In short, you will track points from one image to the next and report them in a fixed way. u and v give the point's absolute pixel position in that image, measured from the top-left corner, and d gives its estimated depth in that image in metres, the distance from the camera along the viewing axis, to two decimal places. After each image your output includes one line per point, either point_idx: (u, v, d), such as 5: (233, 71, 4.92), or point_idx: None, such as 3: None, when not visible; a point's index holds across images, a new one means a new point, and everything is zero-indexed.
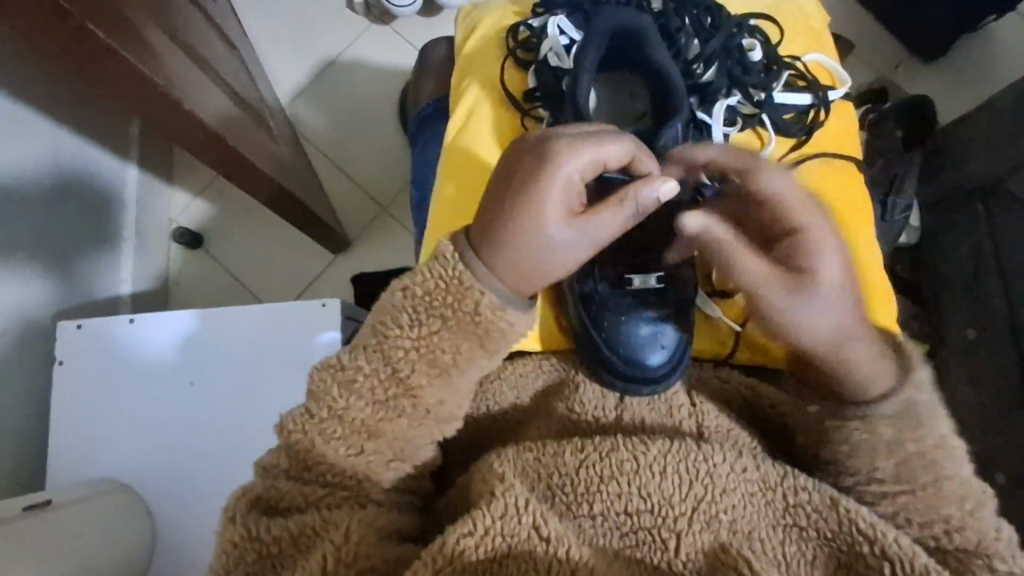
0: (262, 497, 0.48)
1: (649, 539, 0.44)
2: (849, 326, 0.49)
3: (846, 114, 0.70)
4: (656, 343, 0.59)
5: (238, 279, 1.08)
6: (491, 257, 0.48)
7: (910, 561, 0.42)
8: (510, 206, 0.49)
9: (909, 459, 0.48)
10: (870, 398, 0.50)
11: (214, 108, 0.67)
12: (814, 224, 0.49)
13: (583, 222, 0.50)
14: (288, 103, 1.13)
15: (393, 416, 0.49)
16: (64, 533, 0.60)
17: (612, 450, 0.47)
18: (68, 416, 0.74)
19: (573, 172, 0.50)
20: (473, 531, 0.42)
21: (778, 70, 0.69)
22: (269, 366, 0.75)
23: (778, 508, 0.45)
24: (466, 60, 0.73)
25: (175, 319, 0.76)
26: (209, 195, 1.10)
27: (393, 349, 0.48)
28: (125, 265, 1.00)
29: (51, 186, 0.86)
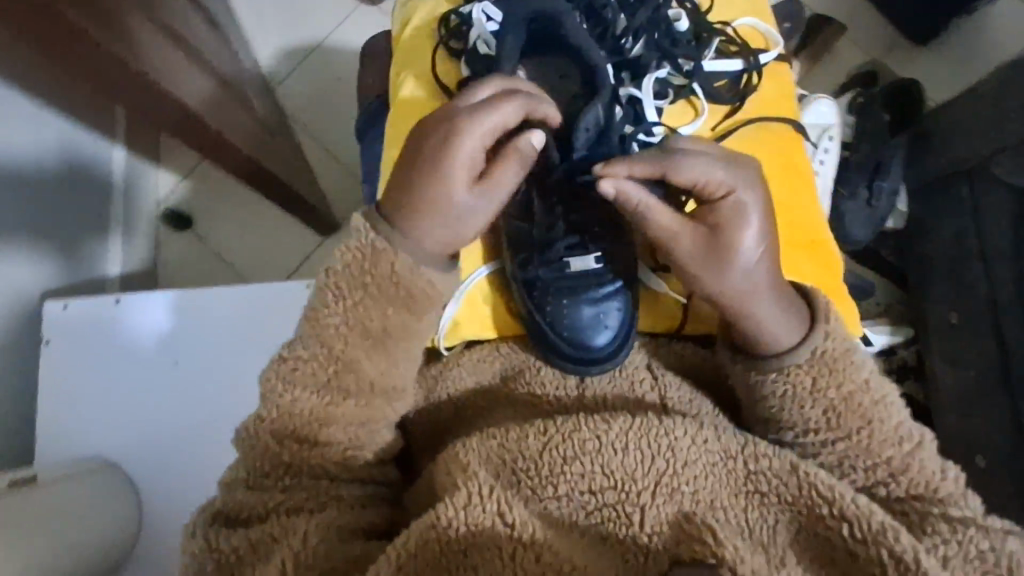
0: (221, 511, 0.49)
1: (614, 515, 0.45)
2: (759, 285, 0.52)
3: (778, 75, 0.71)
4: (601, 324, 0.60)
5: (226, 261, 1.09)
6: (404, 224, 0.51)
7: (868, 519, 0.44)
8: (411, 175, 0.51)
9: (837, 407, 0.51)
10: (786, 350, 0.52)
11: (194, 90, 0.67)
12: (731, 190, 0.53)
13: (479, 185, 0.52)
14: (275, 84, 1.13)
15: (341, 398, 0.51)
16: (52, 510, 0.61)
17: (573, 431, 0.48)
18: (56, 395, 0.75)
19: (466, 137, 0.51)
20: (439, 518, 0.43)
21: (708, 38, 0.70)
22: (249, 344, 0.76)
23: (739, 476, 0.47)
24: (403, 53, 0.73)
25: (161, 299, 0.76)
26: (196, 177, 1.10)
27: (325, 327, 0.51)
28: (115, 246, 1.00)
29: (41, 168, 0.85)
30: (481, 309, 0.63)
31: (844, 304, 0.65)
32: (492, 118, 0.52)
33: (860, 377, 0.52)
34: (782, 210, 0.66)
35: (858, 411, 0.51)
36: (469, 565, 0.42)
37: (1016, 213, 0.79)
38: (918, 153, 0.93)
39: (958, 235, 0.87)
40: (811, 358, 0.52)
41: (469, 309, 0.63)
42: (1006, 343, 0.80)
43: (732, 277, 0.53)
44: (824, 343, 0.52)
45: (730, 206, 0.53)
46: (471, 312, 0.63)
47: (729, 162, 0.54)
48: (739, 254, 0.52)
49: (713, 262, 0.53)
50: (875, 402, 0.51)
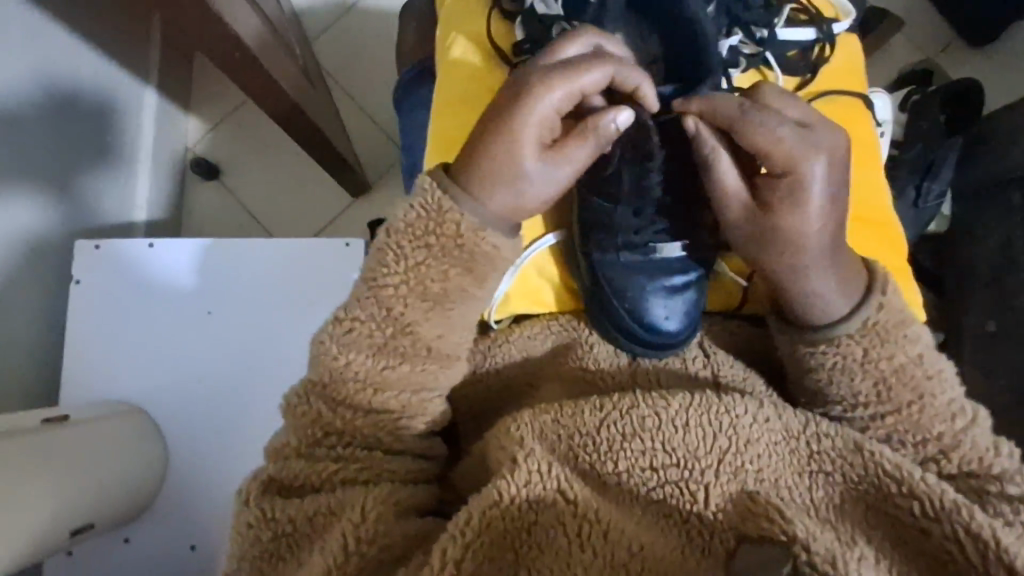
0: (274, 481, 0.49)
1: (676, 492, 0.44)
2: (817, 260, 0.51)
3: (849, 46, 0.70)
4: (677, 310, 0.59)
5: (255, 216, 1.06)
6: (473, 185, 0.51)
7: (940, 498, 0.43)
8: (485, 137, 0.50)
9: (888, 379, 0.51)
10: (840, 322, 0.52)
11: (249, 31, 0.65)
12: (794, 158, 0.51)
13: (551, 155, 0.51)
14: (312, 37, 1.10)
15: (396, 362, 0.50)
16: (81, 454, 0.60)
17: (632, 408, 0.47)
18: (82, 336, 0.73)
19: (545, 104, 0.50)
20: (498, 501, 0.44)
21: (779, 6, 0.67)
22: (279, 298, 0.74)
23: (803, 455, 0.46)
24: (448, 13, 0.70)
25: (195, 246, 0.75)
26: (228, 126, 1.08)
27: (383, 288, 0.50)
28: (141, 190, 0.98)
29: (53, 96, 0.82)
30: (535, 285, 0.62)
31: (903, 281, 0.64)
32: (573, 85, 0.50)
33: (913, 350, 0.51)
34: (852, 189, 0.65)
35: (910, 384, 0.50)
36: (533, 543, 0.42)
37: None
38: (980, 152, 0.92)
39: (1003, 243, 0.88)
40: (861, 330, 0.51)
41: (522, 285, 0.62)
42: None
43: (786, 250, 0.52)
44: (877, 314, 0.51)
45: (793, 175, 0.51)
46: (523, 289, 0.62)
47: (798, 127, 0.51)
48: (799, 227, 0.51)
49: (771, 234, 0.52)
50: (927, 376, 0.51)
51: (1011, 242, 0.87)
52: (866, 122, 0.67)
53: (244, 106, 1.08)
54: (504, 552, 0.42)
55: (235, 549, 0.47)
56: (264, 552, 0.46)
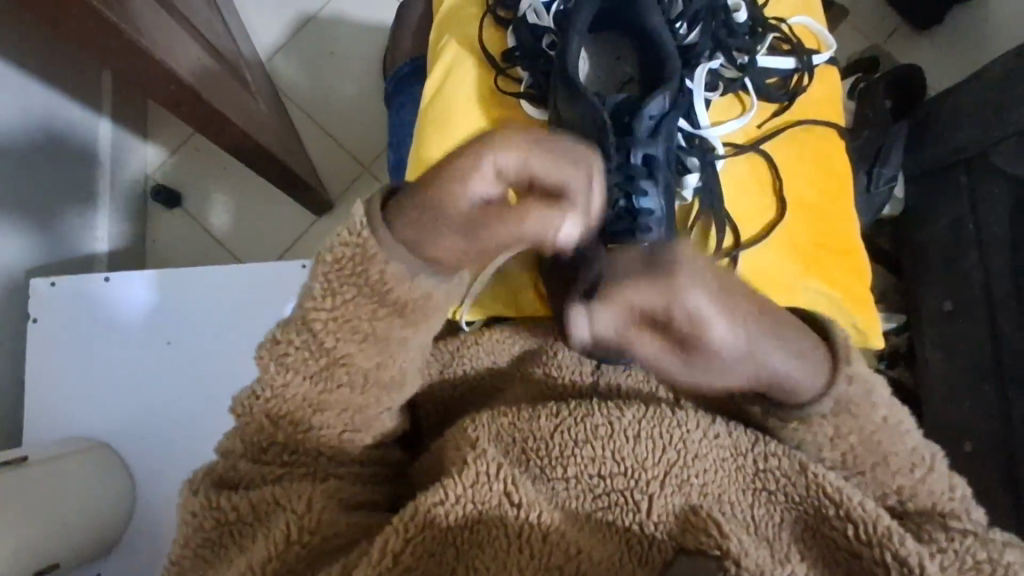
0: (220, 477, 0.49)
1: (622, 501, 0.46)
2: (757, 372, 0.47)
3: (828, 78, 0.71)
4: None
5: (217, 241, 1.06)
6: (393, 225, 0.46)
7: (874, 522, 0.44)
8: (430, 177, 0.45)
9: (854, 449, 0.51)
10: (803, 403, 0.50)
11: (189, 63, 0.65)
12: (702, 329, 0.42)
13: (471, 221, 0.44)
14: (266, 58, 1.10)
15: (335, 386, 0.49)
16: (38, 501, 0.60)
17: (585, 416, 0.48)
18: (42, 373, 0.73)
19: (502, 170, 0.43)
20: (445, 499, 0.43)
21: (762, 34, 0.70)
22: (239, 325, 0.75)
23: (748, 473, 0.48)
24: (445, 16, 0.72)
25: (150, 278, 0.75)
26: (184, 151, 1.08)
27: (314, 323, 0.48)
28: (102, 224, 0.98)
29: (25, 146, 0.83)
30: (506, 288, 0.64)
31: (866, 310, 0.67)
32: (546, 163, 0.42)
33: (879, 417, 0.51)
34: (823, 217, 0.67)
35: (874, 450, 0.51)
36: (475, 541, 0.43)
37: (1017, 203, 0.80)
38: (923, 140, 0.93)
39: (955, 223, 0.88)
40: (833, 408, 0.51)
41: (495, 287, 0.64)
42: (998, 331, 0.82)
43: (722, 384, 0.47)
44: (847, 388, 0.51)
45: (704, 339, 0.43)
46: (495, 290, 0.64)
47: (690, 315, 0.41)
48: (732, 364, 0.45)
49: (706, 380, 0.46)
50: (894, 440, 0.51)
51: (962, 222, 0.87)
52: (841, 154, 0.69)
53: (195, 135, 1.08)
54: (446, 547, 0.43)
55: (179, 537, 0.47)
56: (206, 539, 0.47)
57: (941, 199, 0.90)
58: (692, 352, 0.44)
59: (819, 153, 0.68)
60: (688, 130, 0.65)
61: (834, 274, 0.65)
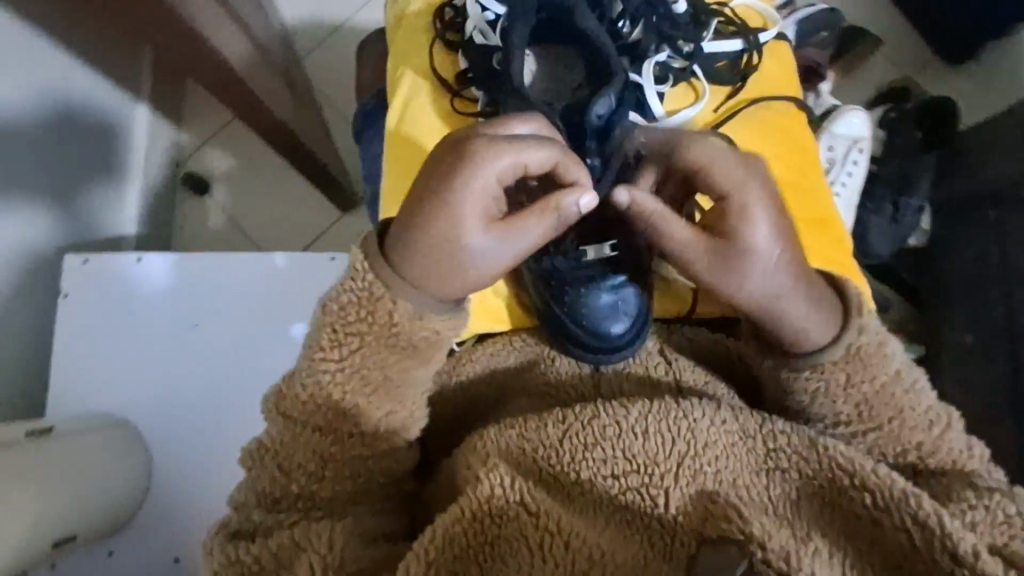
0: (236, 530, 0.49)
1: (638, 498, 0.45)
2: (782, 287, 0.50)
3: (779, 52, 0.72)
4: (620, 311, 0.59)
5: (248, 236, 1.08)
6: (411, 272, 0.49)
7: (889, 488, 0.43)
8: (429, 209, 0.48)
9: (869, 399, 0.50)
10: (807, 350, 0.51)
11: (239, 47, 0.66)
12: (737, 193, 0.50)
13: (501, 231, 0.49)
14: (307, 59, 1.13)
15: (346, 436, 0.50)
16: (55, 469, 0.60)
17: (593, 419, 0.48)
18: (72, 351, 0.74)
19: (488, 177, 0.48)
20: (461, 518, 0.43)
21: (706, 21, 0.71)
22: (265, 309, 0.76)
23: (760, 454, 0.47)
24: (398, 45, 0.74)
25: (183, 261, 0.76)
26: (218, 143, 1.10)
27: (321, 373, 0.50)
28: (130, 200, 0.97)
29: (58, 119, 0.83)
30: (492, 303, 0.62)
31: (854, 275, 0.65)
32: (523, 155, 0.49)
33: (891, 368, 0.51)
34: (798, 189, 0.65)
35: (889, 401, 0.50)
36: (496, 556, 0.43)
37: None
38: (954, 131, 0.94)
39: None
40: (844, 357, 0.51)
41: (480, 302, 0.62)
42: None
43: (752, 283, 0.50)
44: (859, 339, 0.51)
45: (741, 210, 0.50)
46: (481, 306, 0.62)
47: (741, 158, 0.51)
48: (761, 258, 0.50)
49: (740, 269, 0.50)
50: (907, 392, 0.51)
51: None
52: (803, 125, 0.69)
53: (231, 126, 1.10)
54: (467, 565, 0.42)
55: None
56: None
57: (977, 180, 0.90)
58: (729, 228, 0.51)
59: (783, 128, 0.68)
60: (645, 125, 0.65)
61: (817, 248, 0.63)
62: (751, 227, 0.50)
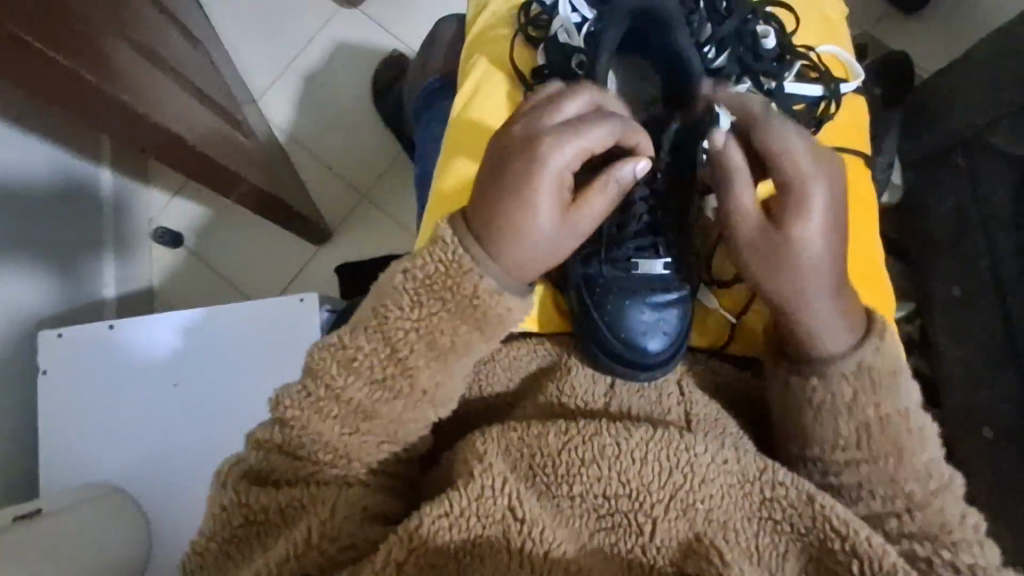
0: (253, 467, 0.51)
1: (625, 522, 0.47)
2: (824, 284, 0.51)
3: (853, 109, 0.71)
4: (658, 329, 0.60)
5: (222, 277, 1.09)
6: (495, 251, 0.52)
7: (881, 560, 0.44)
8: (508, 196, 0.51)
9: (870, 425, 0.51)
10: (829, 353, 0.53)
11: (178, 113, 0.68)
12: (804, 186, 0.51)
13: (572, 209, 0.53)
14: (259, 96, 1.12)
15: (391, 396, 0.51)
16: (54, 542, 0.60)
17: (595, 435, 0.49)
18: (55, 424, 0.75)
19: (558, 163, 0.51)
20: (448, 512, 0.45)
21: (789, 61, 0.69)
22: (249, 361, 0.76)
23: (755, 501, 0.48)
24: (478, 37, 0.74)
25: (158, 322, 0.77)
26: (187, 194, 1.10)
27: (394, 330, 0.51)
28: (108, 270, 1.01)
29: (22, 192, 0.85)
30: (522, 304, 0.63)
31: None
32: (586, 139, 0.52)
33: (897, 405, 0.52)
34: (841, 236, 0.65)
35: (889, 434, 0.51)
36: (476, 554, 0.45)
37: (1018, 182, 0.79)
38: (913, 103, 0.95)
39: (957, 206, 0.86)
40: (855, 370, 0.52)
41: None
42: (1009, 315, 0.79)
43: (797, 275, 0.51)
44: (872, 358, 0.52)
45: (804, 202, 0.51)
46: None
47: (812, 157, 0.51)
48: (812, 253, 0.51)
49: (787, 260, 0.51)
50: (911, 434, 0.51)
51: (963, 205, 0.86)
52: (864, 176, 0.69)
53: (189, 185, 1.10)
54: (446, 559, 0.45)
55: (206, 526, 0.50)
56: (234, 533, 0.49)
57: (939, 188, 0.89)
58: (790, 217, 0.51)
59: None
60: None
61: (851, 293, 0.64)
62: (810, 218, 0.51)
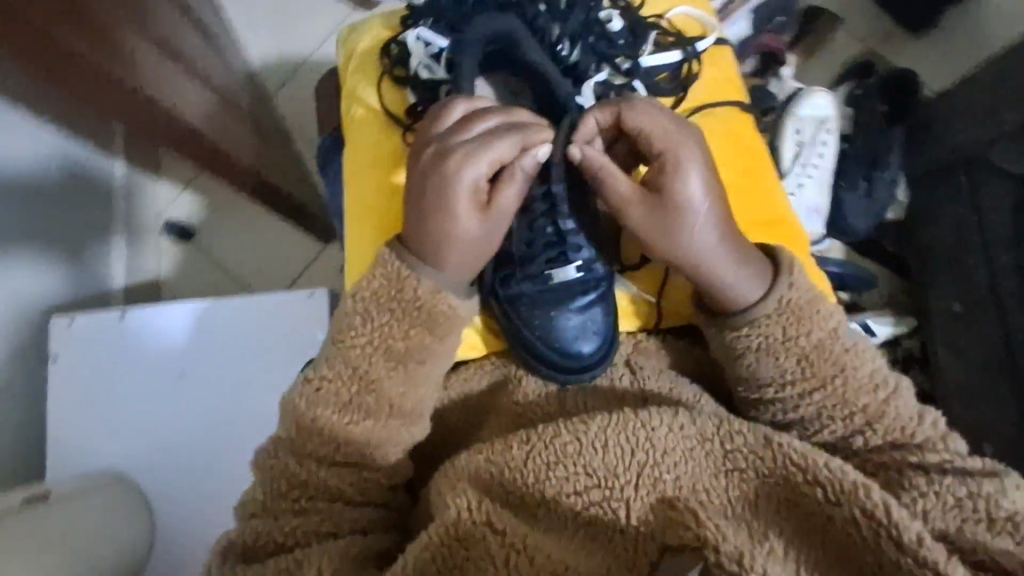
0: (238, 543, 0.52)
1: (602, 509, 0.49)
2: (715, 239, 0.54)
3: (718, 59, 0.73)
4: (588, 331, 0.61)
5: (229, 272, 1.10)
6: (430, 259, 0.55)
7: (840, 481, 0.47)
8: (429, 217, 0.55)
9: (809, 355, 0.54)
10: (744, 305, 0.55)
11: (192, 107, 0.69)
12: (674, 149, 0.54)
13: (491, 211, 0.56)
14: (272, 94, 1.13)
15: (359, 418, 0.54)
16: (62, 528, 0.61)
17: (553, 437, 0.51)
18: (63, 416, 0.76)
19: (469, 175, 0.54)
20: (430, 546, 0.47)
21: (642, 33, 0.72)
22: (250, 354, 0.77)
23: (718, 456, 0.50)
24: (349, 81, 0.74)
25: (167, 313, 0.78)
26: (197, 189, 1.11)
27: (350, 350, 0.55)
28: (117, 263, 1.03)
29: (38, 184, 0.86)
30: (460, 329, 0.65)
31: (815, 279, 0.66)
32: (486, 150, 0.54)
33: (827, 326, 0.55)
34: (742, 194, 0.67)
35: (830, 358, 0.54)
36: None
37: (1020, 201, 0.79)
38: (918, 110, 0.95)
39: (957, 224, 0.88)
40: (778, 307, 0.55)
41: None
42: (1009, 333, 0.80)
43: (687, 237, 0.54)
44: (790, 293, 0.55)
45: (676, 164, 0.54)
46: None
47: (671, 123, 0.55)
48: (693, 213, 0.54)
49: (671, 226, 0.54)
50: (847, 350, 0.55)
51: (964, 222, 0.87)
52: (750, 133, 0.71)
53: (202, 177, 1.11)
54: None
55: None
56: None
57: (941, 203, 0.90)
58: (664, 184, 0.54)
59: (729, 137, 0.69)
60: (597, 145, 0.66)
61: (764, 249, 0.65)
62: (681, 185, 0.54)
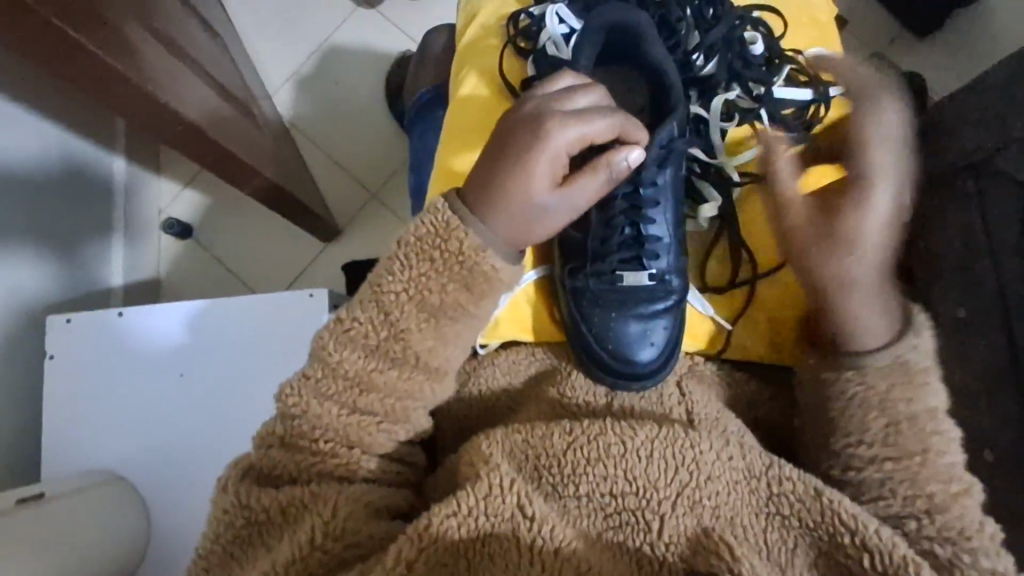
0: (255, 467, 0.52)
1: (633, 521, 0.50)
2: (869, 278, 0.56)
3: (847, 109, 0.71)
4: (647, 339, 0.62)
5: (230, 270, 1.09)
6: (487, 218, 0.54)
7: (891, 553, 0.46)
8: (504, 177, 0.54)
9: (899, 422, 0.53)
10: (867, 348, 0.56)
11: (196, 102, 0.68)
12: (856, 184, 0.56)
13: (566, 189, 0.56)
14: (274, 91, 1.13)
15: (386, 366, 0.53)
16: (58, 529, 0.61)
17: (599, 435, 0.52)
18: (63, 413, 0.76)
19: (560, 146, 0.54)
20: (456, 511, 0.47)
21: (779, 65, 0.71)
22: (251, 353, 0.76)
23: (762, 497, 0.50)
24: (466, 46, 0.76)
25: (170, 310, 0.77)
26: (198, 185, 1.11)
27: (387, 294, 0.54)
28: (116, 258, 1.02)
29: (39, 180, 0.86)
30: (523, 312, 0.66)
31: None
32: (584, 128, 0.54)
33: (922, 403, 0.54)
34: None
35: (918, 433, 0.53)
36: (486, 553, 0.46)
37: None
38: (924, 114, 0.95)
39: None
40: None
41: (511, 312, 0.66)
42: None
43: (854, 265, 0.56)
44: (897, 356, 0.55)
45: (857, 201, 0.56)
46: (512, 316, 0.65)
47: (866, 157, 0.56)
48: (861, 248, 0.56)
49: (837, 257, 0.56)
50: (935, 430, 0.53)
51: None
52: None
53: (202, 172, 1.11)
54: (456, 560, 0.46)
55: (209, 531, 0.50)
56: (237, 536, 0.50)
57: None
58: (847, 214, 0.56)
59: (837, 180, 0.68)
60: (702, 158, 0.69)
61: None
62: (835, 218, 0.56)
